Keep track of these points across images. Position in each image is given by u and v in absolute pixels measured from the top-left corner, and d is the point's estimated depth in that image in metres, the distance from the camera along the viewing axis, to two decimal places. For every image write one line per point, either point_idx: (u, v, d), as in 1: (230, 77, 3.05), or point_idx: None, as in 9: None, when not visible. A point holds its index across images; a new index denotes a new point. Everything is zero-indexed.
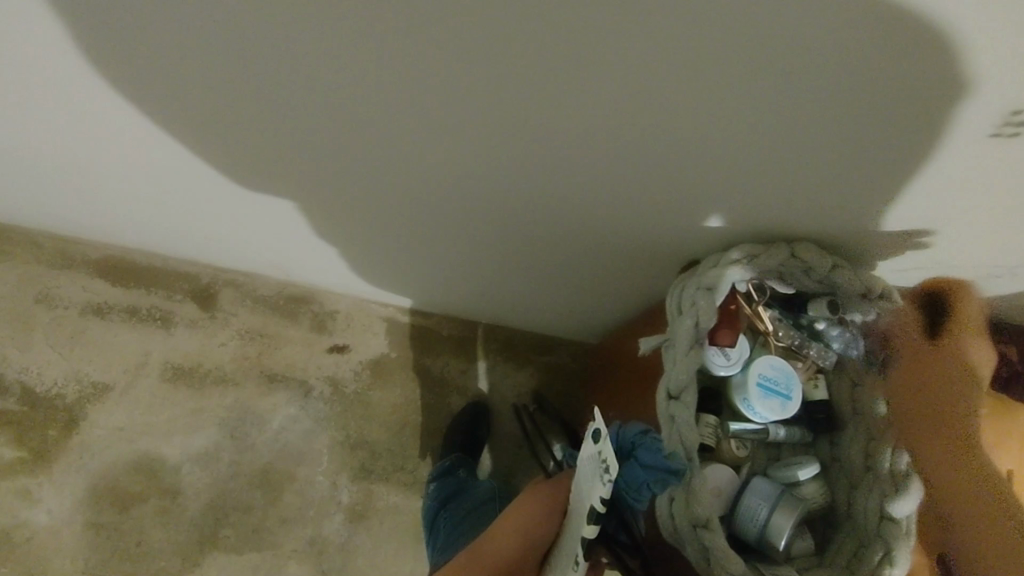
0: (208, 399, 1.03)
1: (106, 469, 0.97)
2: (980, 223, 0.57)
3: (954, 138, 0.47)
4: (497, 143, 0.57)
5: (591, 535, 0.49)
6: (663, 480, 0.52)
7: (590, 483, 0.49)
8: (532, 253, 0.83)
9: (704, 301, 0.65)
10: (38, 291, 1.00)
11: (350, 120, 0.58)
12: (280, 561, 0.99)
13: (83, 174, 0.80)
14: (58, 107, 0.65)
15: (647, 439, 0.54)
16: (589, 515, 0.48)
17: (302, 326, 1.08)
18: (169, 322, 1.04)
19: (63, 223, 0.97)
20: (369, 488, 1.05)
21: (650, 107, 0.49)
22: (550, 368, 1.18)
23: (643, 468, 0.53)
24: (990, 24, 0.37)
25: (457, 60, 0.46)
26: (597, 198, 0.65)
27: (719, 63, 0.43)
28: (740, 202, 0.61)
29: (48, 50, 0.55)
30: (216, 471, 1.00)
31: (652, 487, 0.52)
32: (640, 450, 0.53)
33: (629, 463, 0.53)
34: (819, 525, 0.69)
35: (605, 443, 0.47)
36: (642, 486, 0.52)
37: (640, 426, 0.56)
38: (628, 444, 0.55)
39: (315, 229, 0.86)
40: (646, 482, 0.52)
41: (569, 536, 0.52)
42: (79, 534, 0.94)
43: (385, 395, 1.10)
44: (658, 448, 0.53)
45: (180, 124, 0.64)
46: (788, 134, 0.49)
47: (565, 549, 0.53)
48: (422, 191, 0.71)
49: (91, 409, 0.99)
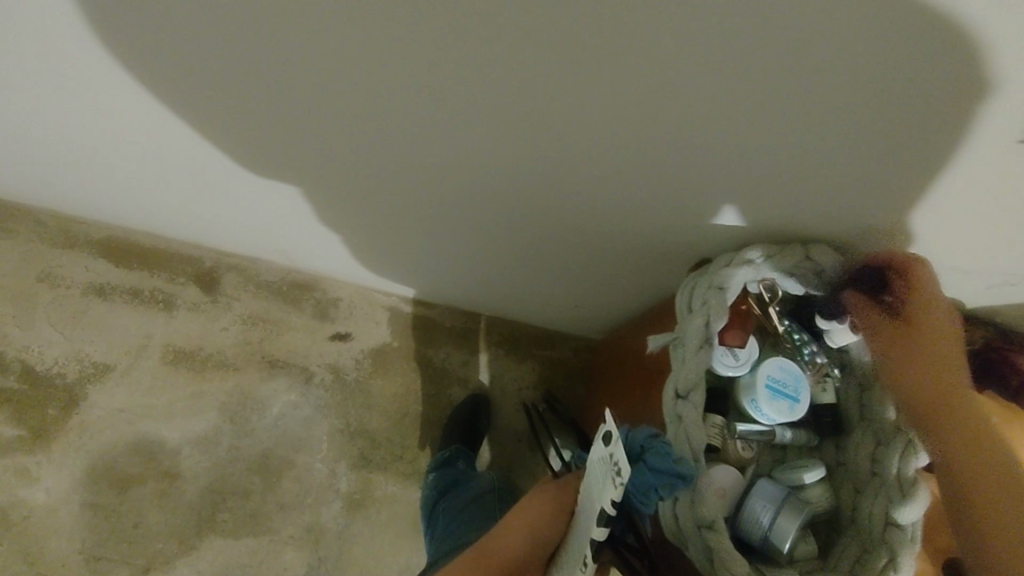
0: (208, 383, 1.02)
1: (105, 449, 0.97)
2: (994, 230, 0.57)
3: (977, 143, 0.47)
4: (513, 135, 0.57)
5: (601, 537, 0.48)
6: (671, 484, 0.53)
7: (601, 486, 0.49)
8: (540, 246, 0.82)
9: (715, 300, 0.65)
10: (41, 269, 0.99)
11: (363, 108, 0.57)
12: (277, 546, 0.99)
13: (89, 154, 0.80)
14: (69, 87, 0.65)
15: (656, 443, 0.55)
16: (599, 518, 0.48)
17: (305, 312, 1.08)
18: (171, 305, 1.04)
19: (66, 202, 0.96)
20: (368, 477, 1.05)
21: (670, 104, 0.48)
22: (551, 362, 1.18)
23: (652, 472, 0.53)
24: (1019, 29, 0.36)
25: (476, 51, 0.46)
26: (608, 193, 0.65)
27: (741, 61, 0.42)
28: (754, 201, 0.61)
29: (59, 29, 0.55)
30: (216, 456, 1.00)
31: (660, 491, 0.53)
32: (648, 454, 0.54)
33: (637, 467, 0.54)
34: (823, 529, 0.69)
35: (616, 445, 0.47)
36: (650, 490, 0.53)
37: (649, 429, 0.57)
38: (637, 447, 0.55)
39: (322, 216, 0.85)
40: (653, 485, 0.53)
41: (579, 538, 0.52)
42: (76, 514, 0.94)
43: (386, 384, 1.09)
44: (667, 452, 0.54)
45: (191, 107, 0.64)
46: (806, 134, 0.49)
47: (574, 550, 0.52)
48: (433, 181, 0.70)
49: (91, 390, 0.99)
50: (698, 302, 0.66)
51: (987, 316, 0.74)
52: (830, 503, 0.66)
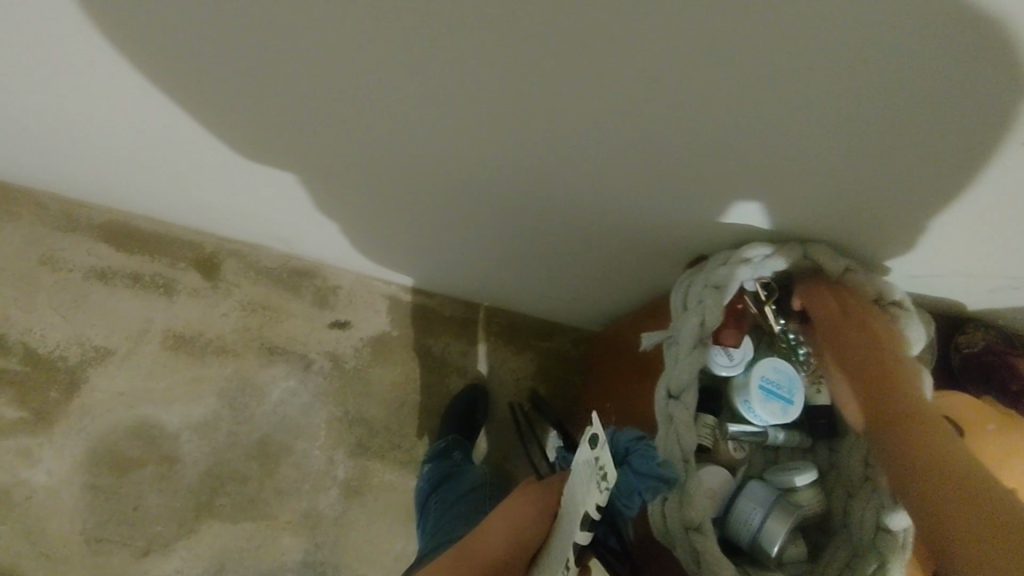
0: (208, 369, 1.03)
1: (105, 432, 0.98)
2: (995, 234, 0.57)
3: (984, 141, 0.46)
4: (510, 127, 0.57)
5: (584, 541, 0.49)
6: (655, 487, 0.53)
7: (586, 489, 0.49)
8: (539, 237, 0.81)
9: (711, 300, 0.64)
10: (43, 253, 1.00)
11: (358, 96, 0.57)
12: (274, 532, 1.00)
13: (88, 140, 0.80)
14: (67, 72, 0.65)
15: (641, 445, 0.54)
16: (583, 522, 0.48)
17: (305, 299, 1.08)
18: (171, 290, 1.04)
19: (68, 186, 0.96)
20: (365, 464, 1.06)
21: (670, 96, 0.48)
22: (550, 353, 1.17)
23: (636, 475, 0.52)
24: (1015, 28, 0.36)
25: (469, 43, 0.46)
26: (606, 185, 0.64)
27: (736, 57, 0.42)
28: (752, 197, 0.60)
29: (55, 15, 0.55)
30: (215, 441, 1.01)
31: (643, 495, 0.52)
32: (633, 456, 0.54)
33: (622, 470, 0.53)
34: (812, 531, 0.69)
35: (602, 449, 0.47)
36: (633, 494, 0.52)
37: (634, 431, 0.56)
38: (621, 449, 0.55)
39: (319, 203, 0.85)
40: (637, 488, 0.52)
41: (562, 540, 0.52)
42: (77, 495, 0.95)
43: (384, 372, 1.10)
44: (652, 455, 0.54)
45: (189, 94, 0.63)
46: (806, 129, 0.49)
47: (556, 553, 0.53)
48: (430, 170, 0.70)
49: (92, 373, 0.99)
50: (693, 301, 0.66)
51: (989, 318, 0.73)
52: (820, 506, 0.66)
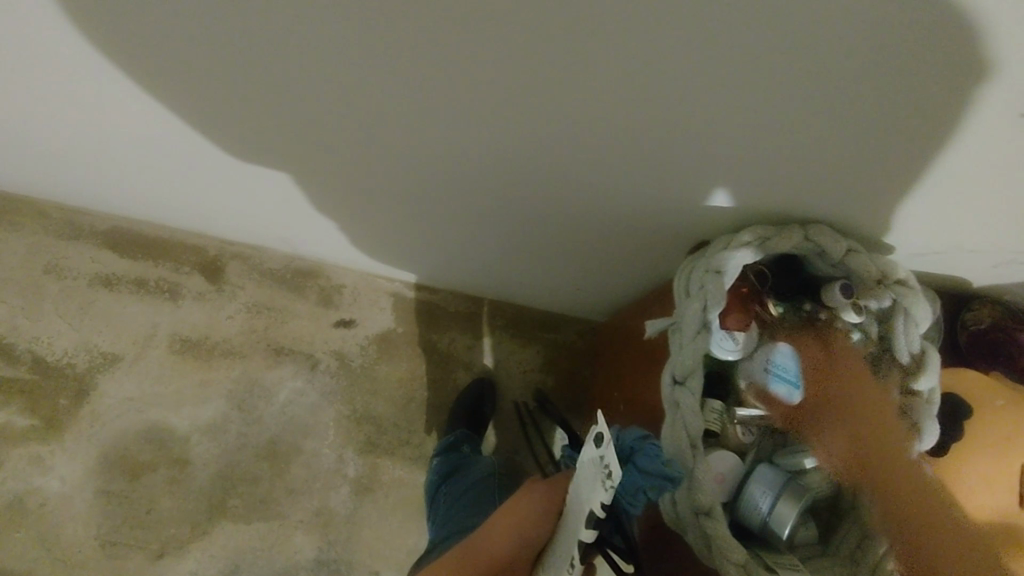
0: (215, 371, 1.03)
1: (116, 437, 0.98)
2: (995, 211, 0.57)
3: (977, 122, 0.46)
4: (505, 122, 0.57)
5: (590, 538, 0.49)
6: (660, 485, 0.55)
7: (591, 487, 0.49)
8: (540, 228, 0.81)
9: (714, 285, 0.64)
10: (50, 262, 1.01)
11: (351, 98, 0.57)
12: (286, 531, 1.00)
13: (90, 150, 0.80)
14: (63, 84, 0.65)
15: (646, 444, 0.56)
16: (588, 519, 0.49)
17: (310, 299, 1.08)
18: (177, 294, 1.04)
19: (70, 195, 0.97)
20: (375, 462, 1.06)
21: (663, 86, 0.47)
22: (556, 345, 1.17)
23: (640, 473, 0.55)
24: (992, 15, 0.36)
25: (459, 44, 0.46)
26: (605, 177, 0.65)
27: (725, 49, 0.42)
28: (749, 183, 0.60)
29: (47, 28, 0.55)
30: (225, 443, 1.01)
31: (647, 493, 0.55)
32: (639, 455, 0.55)
33: (627, 468, 0.55)
34: (825, 515, 0.68)
35: (606, 448, 0.47)
36: (637, 492, 0.55)
37: (639, 429, 0.58)
38: (627, 448, 0.56)
39: (319, 203, 0.85)
40: (641, 487, 0.54)
41: (567, 539, 0.53)
42: (90, 500, 0.96)
43: (391, 369, 1.10)
44: (656, 453, 0.55)
45: (185, 102, 0.64)
46: (801, 117, 0.49)
47: (561, 550, 0.53)
48: (427, 166, 0.69)
49: (101, 379, 1.00)
50: (696, 287, 0.66)
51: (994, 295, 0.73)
52: (831, 488, 0.66)
